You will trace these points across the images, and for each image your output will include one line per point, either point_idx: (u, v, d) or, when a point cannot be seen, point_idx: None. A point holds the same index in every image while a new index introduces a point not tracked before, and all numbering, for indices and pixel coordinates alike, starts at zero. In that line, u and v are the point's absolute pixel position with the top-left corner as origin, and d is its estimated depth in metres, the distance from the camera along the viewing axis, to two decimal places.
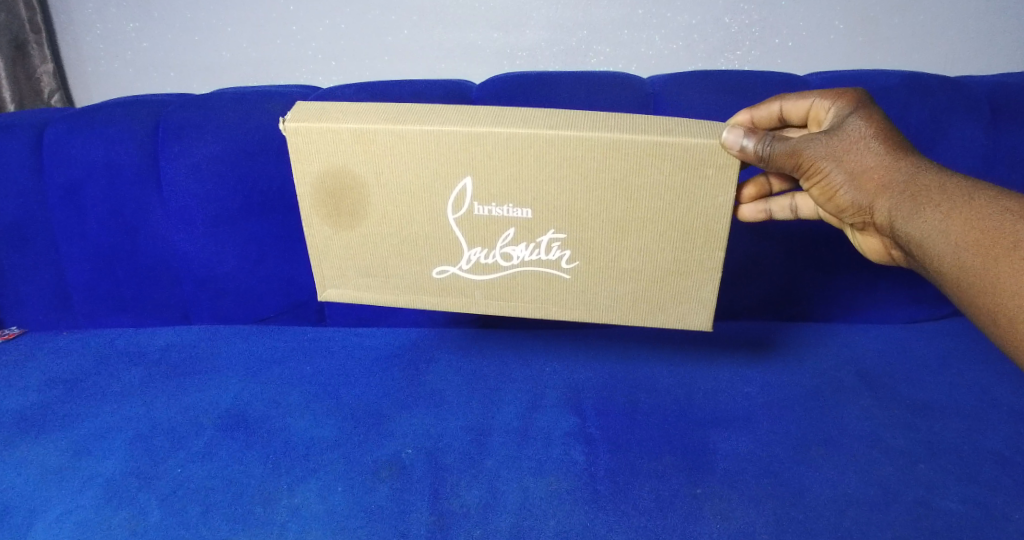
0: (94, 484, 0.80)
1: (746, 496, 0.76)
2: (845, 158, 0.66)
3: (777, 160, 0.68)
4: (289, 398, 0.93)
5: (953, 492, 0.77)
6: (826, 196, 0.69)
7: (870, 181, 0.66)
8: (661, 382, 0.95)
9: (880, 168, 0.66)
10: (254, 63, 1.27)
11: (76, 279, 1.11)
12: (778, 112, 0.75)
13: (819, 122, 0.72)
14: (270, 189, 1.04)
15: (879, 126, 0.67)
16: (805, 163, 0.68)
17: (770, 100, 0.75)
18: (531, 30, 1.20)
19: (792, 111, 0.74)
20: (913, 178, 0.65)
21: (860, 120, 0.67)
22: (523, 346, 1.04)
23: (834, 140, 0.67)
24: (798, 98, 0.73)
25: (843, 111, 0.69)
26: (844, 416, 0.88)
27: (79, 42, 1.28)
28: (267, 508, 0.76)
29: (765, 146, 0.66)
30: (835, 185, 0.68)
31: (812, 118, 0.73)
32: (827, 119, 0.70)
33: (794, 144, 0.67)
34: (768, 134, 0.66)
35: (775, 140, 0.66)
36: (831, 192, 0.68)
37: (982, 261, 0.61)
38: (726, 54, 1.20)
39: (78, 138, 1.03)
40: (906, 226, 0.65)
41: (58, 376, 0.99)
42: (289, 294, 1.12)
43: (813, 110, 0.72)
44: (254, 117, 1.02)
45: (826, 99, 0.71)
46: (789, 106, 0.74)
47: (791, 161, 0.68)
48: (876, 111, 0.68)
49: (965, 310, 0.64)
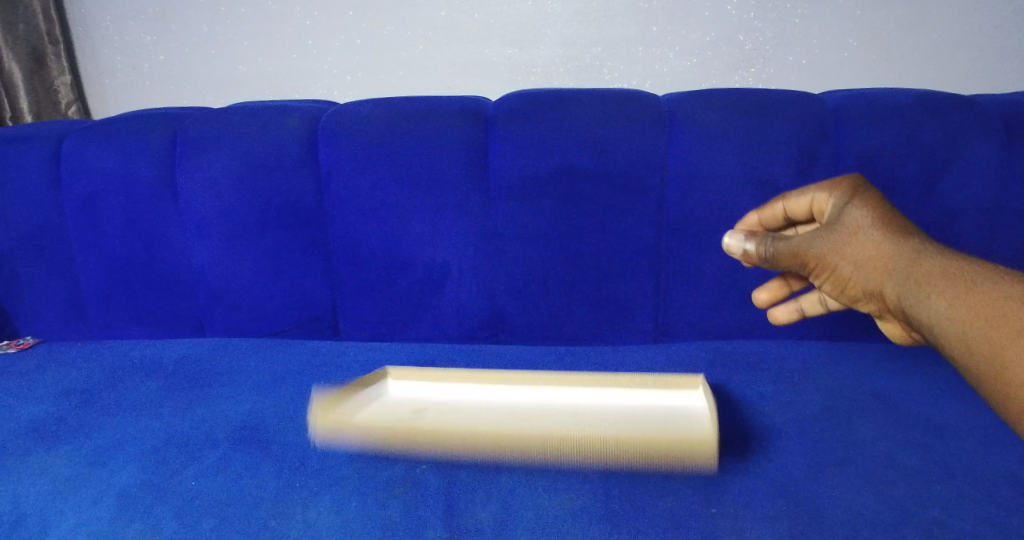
0: (107, 494, 0.80)
1: (761, 515, 0.76)
2: (846, 250, 0.70)
3: (782, 259, 0.74)
4: (302, 410, 0.93)
5: (970, 512, 0.76)
6: (839, 288, 0.72)
7: (873, 269, 0.69)
8: (675, 399, 0.94)
9: (879, 255, 0.68)
10: (269, 77, 1.28)
11: (90, 290, 1.13)
12: (781, 211, 0.77)
13: (821, 214, 0.75)
14: (286, 203, 1.05)
15: (877, 217, 0.70)
16: (811, 260, 0.72)
17: (773, 201, 0.78)
18: (545, 47, 1.20)
19: (794, 210, 0.77)
20: (915, 264, 0.67)
21: (854, 208, 0.71)
22: (536, 360, 1.03)
23: (834, 235, 0.71)
24: (799, 195, 0.76)
25: (840, 201, 0.72)
26: (859, 435, 0.87)
27: (97, 55, 1.31)
28: (280, 520, 0.76)
29: (765, 247, 0.74)
30: (843, 276, 0.71)
31: (816, 211, 0.76)
32: (827, 210, 0.74)
33: (795, 244, 0.73)
34: (767, 236, 0.74)
35: (774, 243, 0.74)
36: (842, 284, 0.72)
37: (990, 348, 0.60)
38: (739, 71, 1.20)
39: (97, 151, 1.05)
40: (917, 308, 0.66)
41: (71, 387, 1.00)
42: (302, 307, 1.11)
43: (814, 203, 0.75)
44: (271, 131, 1.03)
45: (824, 191, 0.74)
46: (792, 205, 0.76)
47: (798, 259, 0.73)
48: (868, 195, 0.72)
49: (985, 396, 0.62)
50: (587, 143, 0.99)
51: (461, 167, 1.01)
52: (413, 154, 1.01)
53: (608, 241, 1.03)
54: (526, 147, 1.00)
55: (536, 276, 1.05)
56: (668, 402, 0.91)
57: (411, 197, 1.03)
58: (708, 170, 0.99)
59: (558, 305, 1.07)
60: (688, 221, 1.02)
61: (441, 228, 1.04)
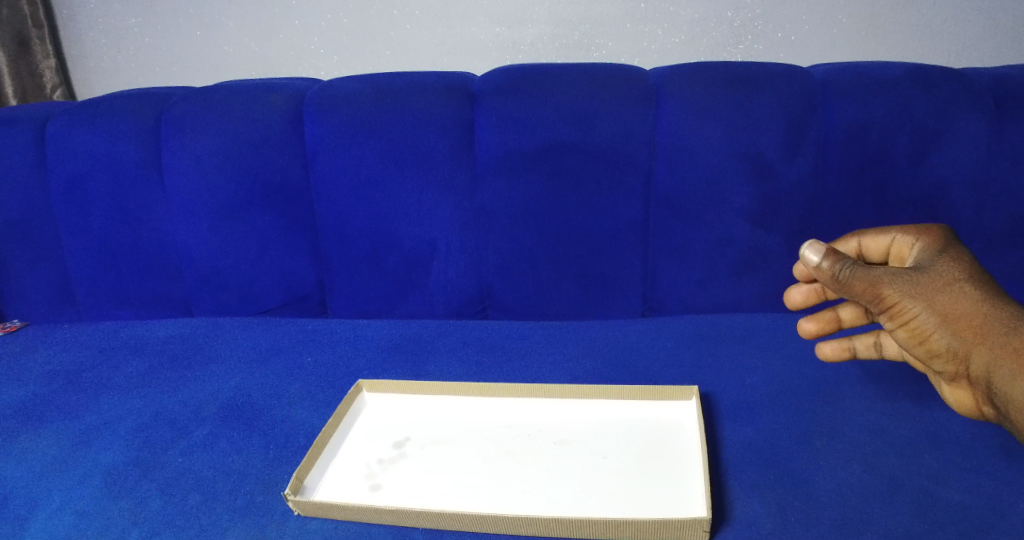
0: (93, 473, 0.80)
1: (749, 486, 0.75)
2: (938, 300, 0.74)
3: (855, 285, 0.79)
4: (289, 387, 0.93)
5: (959, 482, 0.74)
6: (918, 337, 0.76)
7: (963, 325, 0.73)
8: (664, 371, 0.93)
9: (972, 314, 0.73)
10: (257, 59, 1.27)
11: (78, 273, 1.12)
12: (856, 246, 0.89)
13: (900, 256, 0.86)
14: (272, 182, 1.04)
15: (971, 277, 0.76)
16: (890, 299, 0.77)
17: (851, 237, 0.90)
18: (534, 25, 1.20)
19: (871, 246, 0.88)
20: (1013, 335, 0.71)
21: (946, 263, 0.78)
22: (524, 336, 1.02)
23: (923, 282, 0.76)
24: (878, 236, 0.88)
25: (925, 250, 0.81)
26: (847, 406, 0.87)
27: (82, 38, 1.30)
28: (265, 496, 0.75)
29: (843, 269, 0.80)
30: (925, 325, 0.75)
31: (892, 252, 0.87)
32: (908, 254, 0.84)
33: (876, 277, 0.78)
34: (848, 259, 0.81)
35: (853, 269, 0.80)
36: (924, 332, 0.76)
37: None
38: (728, 48, 1.20)
39: (80, 131, 1.04)
40: (1003, 379, 0.70)
41: (58, 368, 0.99)
42: (290, 286, 1.10)
43: (895, 245, 0.86)
44: (256, 109, 1.03)
45: (908, 237, 0.85)
46: (869, 242, 0.88)
47: (872, 292, 0.78)
48: (961, 254, 0.79)
49: None
50: (574, 118, 0.98)
51: (448, 143, 1.01)
52: (400, 130, 1.00)
53: (596, 215, 1.02)
54: (513, 122, 0.99)
55: (524, 252, 1.04)
56: (657, 412, 0.85)
57: (398, 173, 1.02)
58: (696, 143, 0.99)
59: (546, 281, 1.06)
60: (676, 195, 1.02)
61: (429, 204, 1.03)
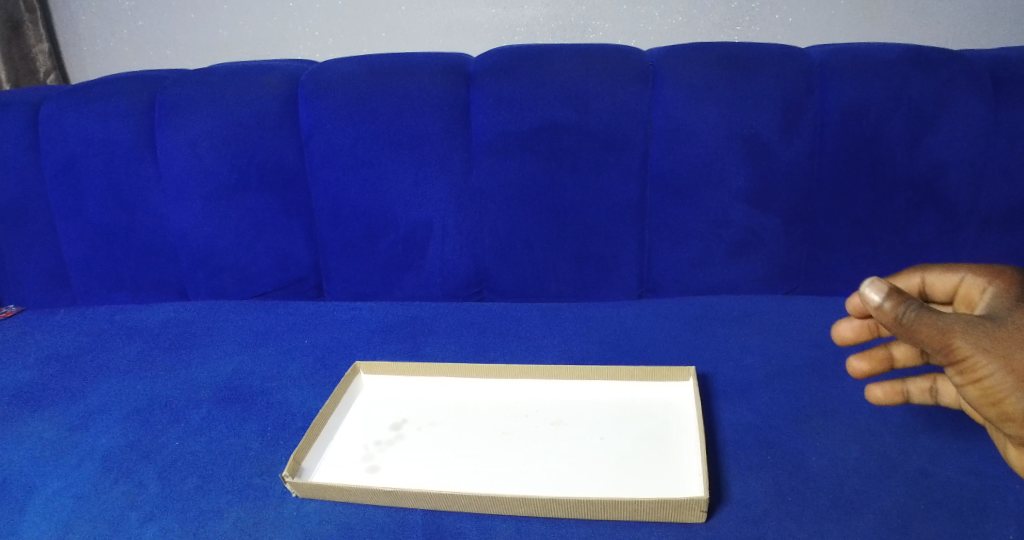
0: (91, 456, 0.80)
1: (746, 466, 0.75)
2: (1016, 356, 0.56)
3: (921, 333, 0.58)
4: (286, 370, 0.92)
5: (956, 462, 0.74)
6: (989, 400, 0.58)
7: None
8: (662, 352, 0.93)
9: None
10: (251, 41, 1.26)
11: (73, 257, 1.12)
12: (917, 284, 0.70)
13: (971, 301, 0.66)
14: (267, 164, 1.04)
15: None
16: (961, 353, 0.57)
17: (910, 271, 0.71)
18: (530, 6, 1.19)
19: (935, 285, 0.69)
20: None
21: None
22: (521, 318, 1.02)
23: (1002, 335, 0.57)
24: (943, 272, 0.68)
25: (1003, 294, 0.62)
26: (845, 386, 0.86)
27: (76, 21, 1.28)
28: (262, 478, 0.75)
29: (907, 311, 0.58)
30: (1001, 386, 0.56)
31: (961, 296, 0.67)
32: (982, 299, 0.64)
33: (947, 325, 0.57)
34: (916, 300, 0.59)
35: (920, 312, 0.58)
36: (996, 395, 0.57)
37: None
38: (726, 30, 1.19)
39: (73, 115, 1.03)
40: None
41: (55, 352, 0.99)
42: (286, 269, 1.10)
43: (963, 286, 0.67)
44: (250, 91, 1.02)
45: (980, 278, 0.65)
46: (932, 279, 0.69)
47: (943, 343, 0.57)
48: None
49: None
50: (570, 99, 0.98)
51: (444, 124, 1.00)
52: (395, 111, 1.00)
53: (593, 196, 1.02)
54: (509, 103, 0.99)
55: (520, 234, 1.04)
56: (654, 393, 0.85)
57: (393, 155, 1.01)
58: (693, 124, 0.98)
59: (543, 262, 1.06)
60: (673, 176, 1.01)
61: (424, 186, 1.03)
